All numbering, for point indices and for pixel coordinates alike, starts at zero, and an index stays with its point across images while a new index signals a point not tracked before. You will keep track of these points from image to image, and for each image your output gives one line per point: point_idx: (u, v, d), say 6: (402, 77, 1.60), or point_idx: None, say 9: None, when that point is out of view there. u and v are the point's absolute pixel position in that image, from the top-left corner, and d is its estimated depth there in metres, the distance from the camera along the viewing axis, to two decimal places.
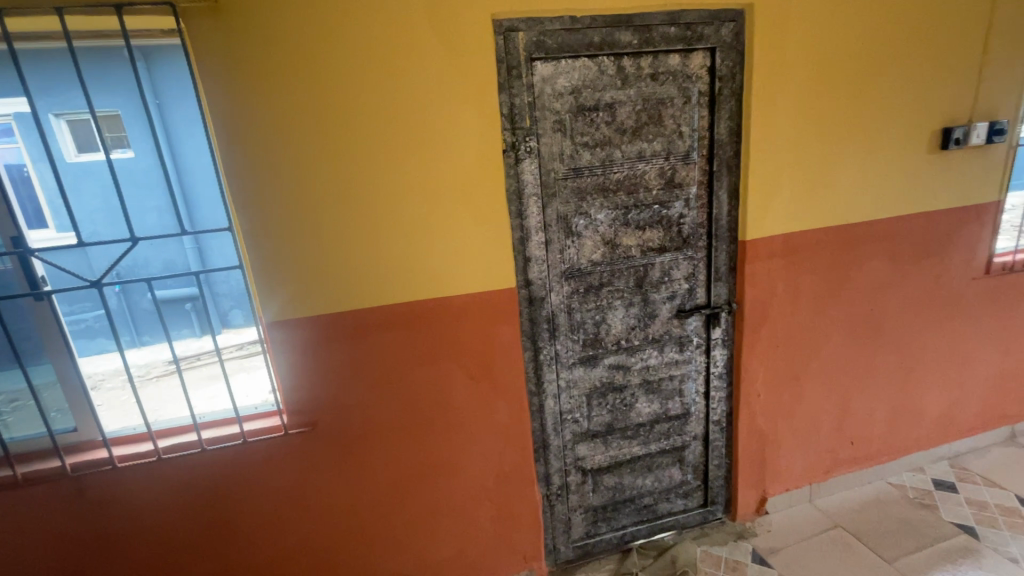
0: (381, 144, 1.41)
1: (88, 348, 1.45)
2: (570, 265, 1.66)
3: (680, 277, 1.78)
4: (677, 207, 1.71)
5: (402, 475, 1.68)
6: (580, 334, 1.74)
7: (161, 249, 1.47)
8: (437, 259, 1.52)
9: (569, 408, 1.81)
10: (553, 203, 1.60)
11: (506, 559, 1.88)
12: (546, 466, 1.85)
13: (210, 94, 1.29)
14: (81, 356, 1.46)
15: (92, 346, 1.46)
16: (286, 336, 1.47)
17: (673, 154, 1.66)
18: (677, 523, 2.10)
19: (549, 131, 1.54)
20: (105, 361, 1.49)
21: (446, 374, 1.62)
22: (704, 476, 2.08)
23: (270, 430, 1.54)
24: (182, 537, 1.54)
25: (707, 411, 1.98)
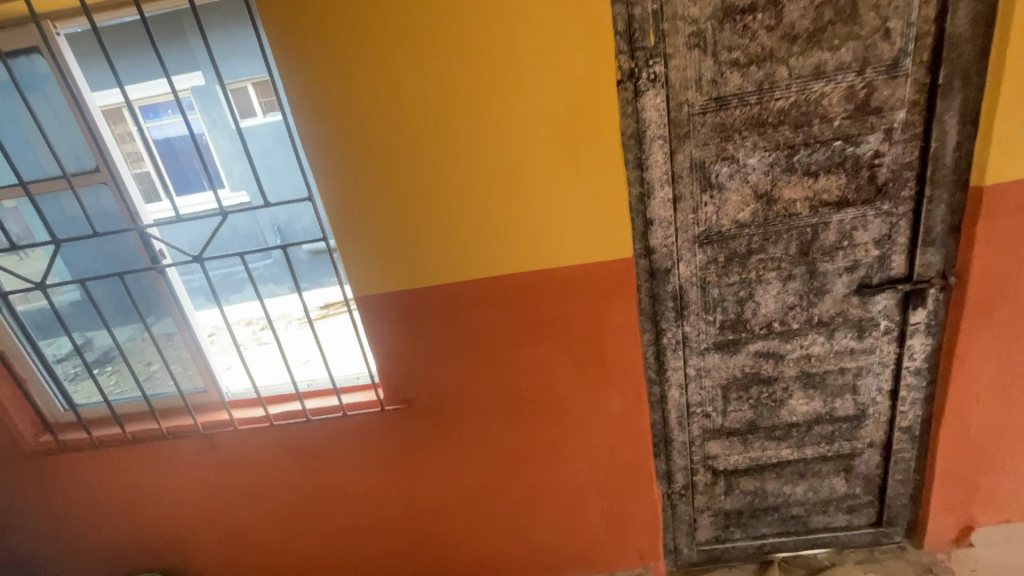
0: (465, 88, 1.17)
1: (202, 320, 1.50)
2: (706, 228, 1.29)
3: (868, 241, 1.30)
4: (871, 143, 1.21)
5: (502, 458, 1.55)
6: (717, 314, 1.39)
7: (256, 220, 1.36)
8: (536, 225, 1.27)
9: (699, 400, 1.49)
10: (686, 147, 1.22)
11: (618, 553, 1.70)
12: (667, 462, 1.58)
13: (278, 45, 1.15)
14: (196, 321, 1.49)
15: (204, 302, 1.49)
16: (376, 312, 1.37)
17: (871, 64, 1.15)
18: (836, 540, 1.70)
19: (682, 49, 1.15)
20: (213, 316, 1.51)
21: (548, 356, 1.41)
22: (880, 491, 1.63)
23: (367, 405, 1.49)
24: (299, 494, 1.62)
25: (892, 414, 1.51)
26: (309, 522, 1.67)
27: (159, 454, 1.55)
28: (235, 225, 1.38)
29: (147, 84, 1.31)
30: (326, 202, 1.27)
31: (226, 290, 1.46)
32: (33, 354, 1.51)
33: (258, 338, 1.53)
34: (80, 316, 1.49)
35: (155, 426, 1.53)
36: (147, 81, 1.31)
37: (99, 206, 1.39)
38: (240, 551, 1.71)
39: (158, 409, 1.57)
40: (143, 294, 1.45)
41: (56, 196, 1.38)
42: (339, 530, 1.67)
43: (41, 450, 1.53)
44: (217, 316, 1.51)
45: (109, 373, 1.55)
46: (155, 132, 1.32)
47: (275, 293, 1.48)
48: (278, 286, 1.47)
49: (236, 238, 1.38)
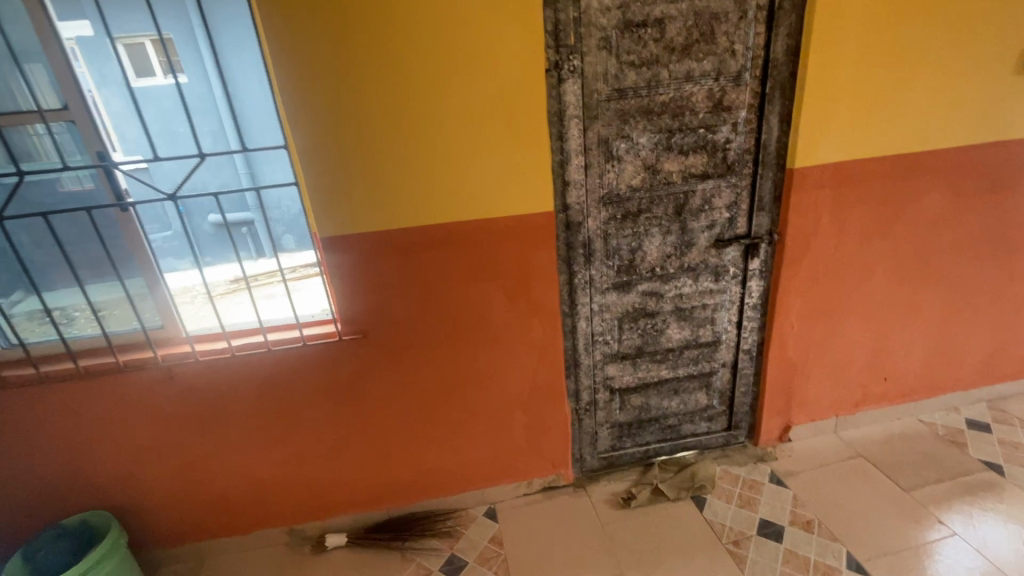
0: (425, 63, 1.42)
1: (171, 265, 1.63)
2: (609, 190, 1.68)
3: (721, 206, 1.77)
4: (723, 132, 1.66)
5: (443, 383, 1.84)
6: (615, 260, 1.78)
7: (217, 173, 1.55)
8: (479, 181, 1.57)
9: (601, 330, 1.89)
10: (595, 126, 1.59)
11: (536, 462, 2.06)
12: (576, 383, 1.97)
13: (262, 10, 1.32)
14: (165, 266, 1.63)
15: (175, 263, 1.64)
16: (338, 252, 1.59)
17: (723, 74, 1.59)
18: (699, 443, 2.21)
19: (593, 49, 1.50)
20: (187, 278, 1.67)
21: (485, 292, 1.72)
22: (730, 402, 2.16)
23: (327, 335, 1.70)
24: (255, 424, 1.78)
25: (738, 340, 2.02)
26: (263, 449, 1.83)
27: (114, 387, 1.63)
28: (203, 172, 1.55)
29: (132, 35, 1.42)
30: (297, 152, 1.47)
31: (205, 246, 1.64)
32: None
33: (234, 296, 1.71)
34: (36, 256, 1.54)
35: (113, 360, 1.60)
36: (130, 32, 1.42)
37: (63, 144, 1.44)
38: (192, 482, 1.83)
39: (115, 344, 1.64)
40: (106, 231, 1.53)
41: (22, 132, 1.43)
42: (292, 455, 1.86)
43: None
44: (197, 278, 1.67)
45: (64, 310, 1.61)
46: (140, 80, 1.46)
47: (255, 259, 1.71)
48: (252, 254, 1.70)
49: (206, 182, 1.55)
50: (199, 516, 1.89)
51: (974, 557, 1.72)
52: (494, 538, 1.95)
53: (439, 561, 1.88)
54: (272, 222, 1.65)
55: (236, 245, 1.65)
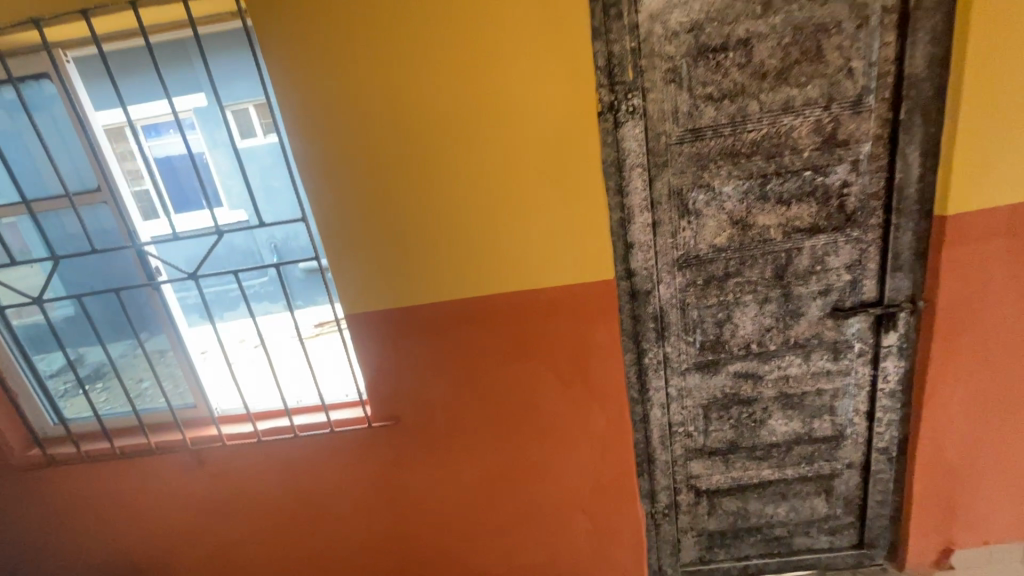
0: (454, 116, 1.22)
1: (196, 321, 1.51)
2: (684, 251, 1.35)
3: (840, 266, 1.36)
4: (839, 173, 1.28)
5: (487, 476, 1.57)
6: (697, 335, 1.43)
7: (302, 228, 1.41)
8: (521, 247, 1.32)
9: (680, 419, 1.52)
10: (664, 175, 1.28)
11: (603, 573, 1.70)
12: (650, 481, 1.60)
13: (277, 74, 1.20)
14: (184, 337, 1.51)
15: (204, 339, 1.53)
16: (366, 329, 1.41)
17: (836, 100, 1.22)
18: (819, 562, 1.71)
19: (658, 83, 1.22)
20: (204, 336, 1.53)
21: (533, 374, 1.44)
22: (860, 512, 1.65)
23: (355, 422, 1.51)
24: (285, 513, 1.62)
25: (869, 434, 1.54)
26: (292, 540, 1.66)
27: (144, 468, 1.55)
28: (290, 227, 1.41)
29: (147, 104, 1.34)
30: (319, 222, 1.32)
31: (220, 307, 1.49)
32: (27, 372, 1.54)
33: (249, 351, 1.53)
34: (77, 336, 1.52)
35: (144, 441, 1.53)
36: (145, 103, 1.34)
37: (97, 222, 1.42)
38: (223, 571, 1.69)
39: (147, 424, 1.57)
40: (138, 310, 1.48)
41: (60, 213, 1.41)
42: (324, 549, 1.67)
43: (29, 464, 1.55)
44: (211, 334, 1.52)
45: (102, 388, 1.57)
46: (150, 147, 1.36)
47: (269, 310, 1.50)
48: (269, 305, 1.50)
49: (225, 256, 1.42)
50: None
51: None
52: None
53: None
54: None
55: (249, 301, 1.46)
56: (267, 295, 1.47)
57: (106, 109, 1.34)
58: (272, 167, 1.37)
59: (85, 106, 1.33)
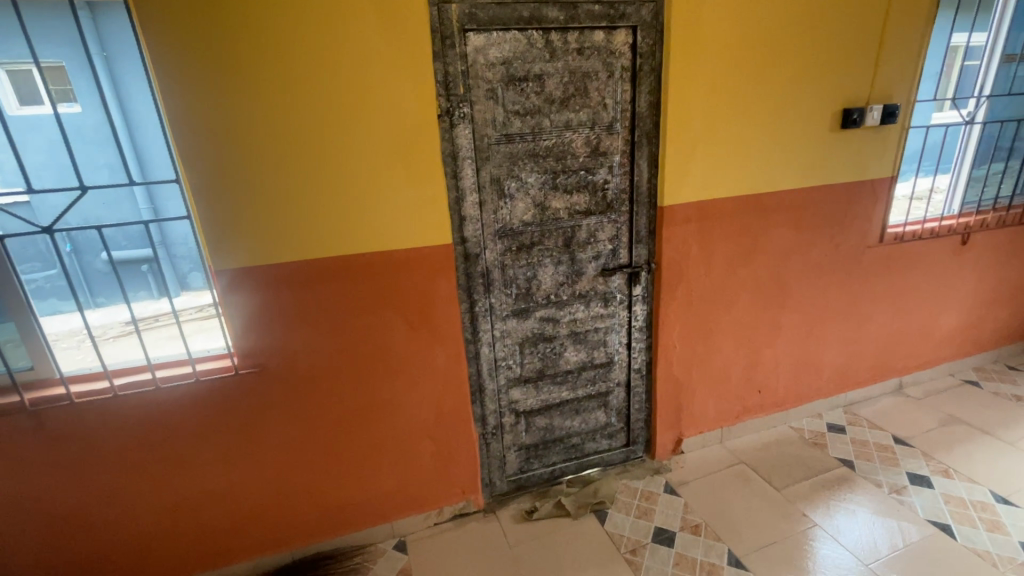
0: (321, 104, 1.50)
1: (43, 308, 1.55)
2: (503, 224, 1.82)
3: (605, 239, 1.97)
4: (602, 174, 1.88)
5: (347, 414, 1.84)
6: (513, 289, 1.91)
7: (114, 208, 1.55)
8: (377, 214, 1.65)
9: (503, 355, 2.00)
10: (487, 166, 1.74)
11: (446, 490, 2.09)
12: (482, 408, 2.05)
13: (153, 48, 1.35)
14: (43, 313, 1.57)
15: (55, 307, 1.57)
16: (236, 284, 1.59)
17: (598, 124, 1.81)
18: (602, 461, 2.34)
19: (481, 98, 1.67)
20: (65, 321, 1.59)
21: (388, 322, 1.77)
22: (627, 419, 2.32)
23: (221, 369, 1.67)
24: (141, 468, 1.68)
25: (629, 360, 2.21)
26: (149, 496, 1.72)
27: None
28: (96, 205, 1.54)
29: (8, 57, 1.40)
30: (190, 186, 1.48)
31: (90, 287, 1.58)
32: None
33: (122, 339, 1.67)
34: None
35: None
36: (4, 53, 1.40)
37: None
38: (64, 537, 1.68)
39: None
40: None
41: None
42: (184, 500, 1.77)
43: None
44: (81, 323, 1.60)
45: None
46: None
47: (143, 297, 1.64)
48: (141, 292, 1.64)
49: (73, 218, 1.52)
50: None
51: (840, 550, 1.90)
52: (402, 570, 1.93)
53: None
54: (176, 259, 1.63)
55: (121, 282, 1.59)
56: (131, 259, 1.59)
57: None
58: (92, 137, 1.51)
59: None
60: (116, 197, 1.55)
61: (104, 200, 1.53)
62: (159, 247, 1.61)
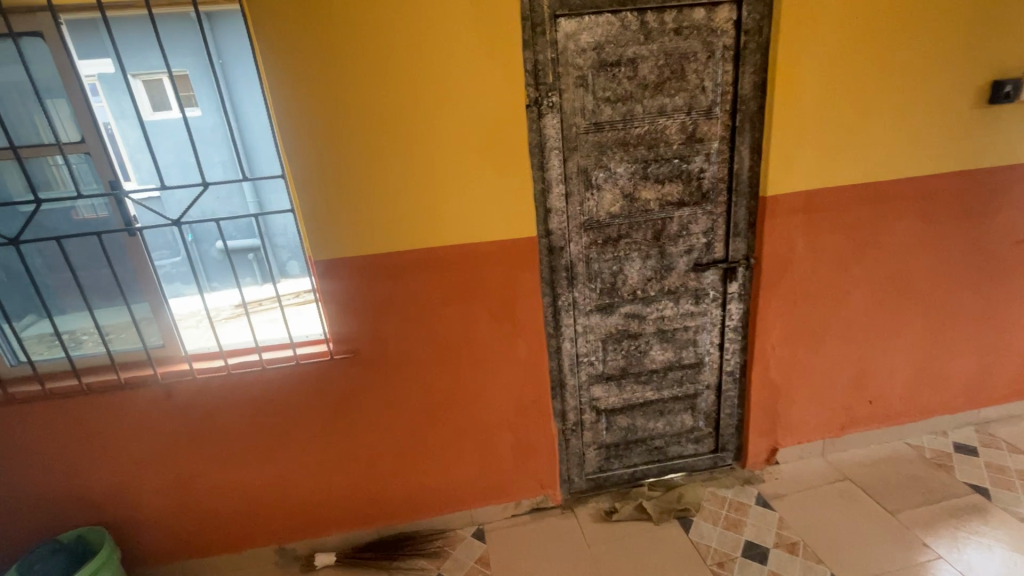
0: (413, 98, 1.53)
1: (170, 291, 1.72)
2: (589, 216, 1.76)
3: (698, 232, 1.85)
4: (697, 162, 1.76)
5: (431, 402, 1.89)
6: (598, 283, 1.85)
7: (226, 202, 1.68)
8: (464, 207, 1.65)
9: (586, 351, 1.95)
10: (575, 157, 1.69)
11: (524, 483, 2.09)
12: (562, 403, 2.01)
13: (264, 51, 1.44)
14: (168, 292, 1.73)
15: (179, 289, 1.74)
16: (331, 273, 1.67)
17: (695, 109, 1.69)
18: (687, 466, 2.22)
19: (571, 86, 1.62)
20: (187, 303, 1.76)
21: (471, 314, 1.79)
22: (716, 423, 2.18)
23: (319, 354, 1.77)
24: (249, 441, 1.84)
25: (721, 362, 2.07)
26: (255, 467, 1.88)
27: (113, 403, 1.70)
28: (212, 200, 1.67)
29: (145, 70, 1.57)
30: (294, 181, 1.56)
31: (209, 273, 1.74)
32: None
33: (229, 321, 1.80)
34: (53, 282, 1.65)
35: (114, 377, 1.68)
36: (142, 65, 1.56)
37: (80, 173, 1.56)
38: (185, 498, 1.88)
39: (118, 362, 1.73)
40: (115, 256, 1.64)
41: (46, 160, 1.54)
42: (284, 473, 1.91)
43: None
44: (199, 304, 1.76)
45: (76, 331, 1.71)
46: (103, 109, 1.54)
47: (255, 284, 1.79)
48: (253, 279, 1.78)
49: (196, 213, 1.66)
50: (194, 533, 1.94)
51: None
52: (481, 558, 1.96)
53: None
54: (278, 249, 1.75)
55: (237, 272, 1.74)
56: (242, 247, 1.72)
57: (94, 65, 1.50)
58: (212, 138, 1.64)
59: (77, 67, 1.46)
60: (229, 192, 1.68)
61: (218, 194, 1.67)
62: (273, 238, 1.74)
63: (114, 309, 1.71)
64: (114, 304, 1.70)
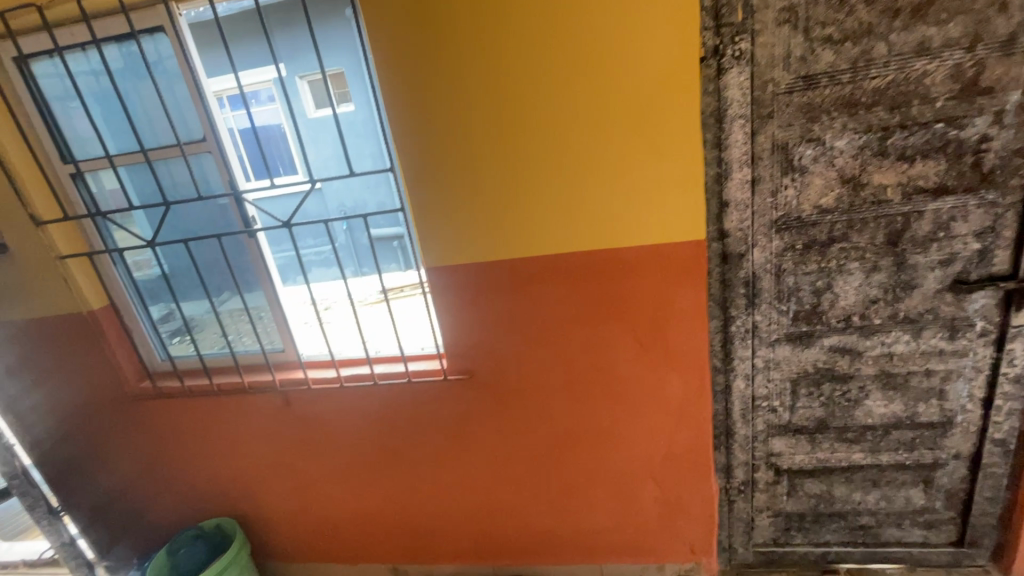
0: (546, 62, 1.18)
1: (291, 278, 1.60)
2: (785, 212, 1.25)
3: (966, 234, 1.21)
4: (977, 126, 1.13)
5: (557, 437, 1.57)
6: (791, 304, 1.33)
7: (374, 191, 1.46)
8: (606, 202, 1.27)
9: (766, 393, 1.44)
10: (769, 127, 1.19)
11: (669, 545, 1.67)
12: (727, 455, 1.54)
13: (372, 19, 1.20)
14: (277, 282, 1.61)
15: (292, 278, 1.61)
16: (445, 281, 1.42)
17: (983, 40, 1.07)
18: (908, 557, 1.59)
19: (770, 25, 1.12)
20: (298, 295, 1.63)
21: (610, 337, 1.41)
22: (963, 507, 1.51)
23: (432, 373, 1.55)
24: (362, 455, 1.71)
25: (984, 424, 1.40)
26: (368, 481, 1.76)
27: (239, 405, 1.68)
28: (364, 191, 1.46)
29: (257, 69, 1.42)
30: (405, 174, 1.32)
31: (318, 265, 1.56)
32: (142, 311, 1.70)
33: (335, 314, 1.65)
34: (186, 282, 1.65)
35: (239, 380, 1.66)
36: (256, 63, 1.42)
37: (204, 173, 1.51)
38: (306, 504, 1.84)
39: (242, 365, 1.70)
40: (236, 256, 1.58)
41: (173, 162, 1.50)
42: (397, 492, 1.76)
43: (140, 393, 1.71)
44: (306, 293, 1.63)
45: (205, 332, 1.70)
46: (232, 118, 1.46)
47: (360, 275, 1.58)
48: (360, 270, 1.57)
49: (326, 204, 1.49)
50: (314, 538, 1.90)
51: None
52: None
53: None
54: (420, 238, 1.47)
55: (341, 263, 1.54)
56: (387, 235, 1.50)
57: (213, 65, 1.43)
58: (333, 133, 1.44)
59: (197, 67, 1.39)
60: (376, 181, 1.45)
61: (366, 183, 1.45)
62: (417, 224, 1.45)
63: (232, 303, 1.65)
64: (229, 296, 1.64)
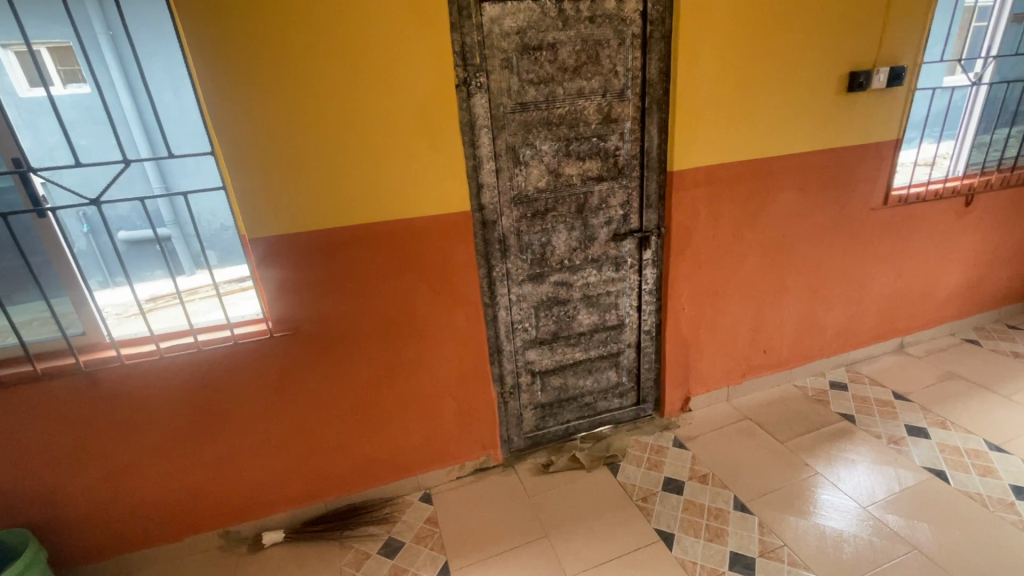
0: (345, 76, 1.56)
1: (103, 282, 1.76)
2: (518, 192, 1.89)
3: (616, 205, 2.04)
4: (613, 141, 1.94)
5: (374, 374, 1.95)
6: (528, 254, 2.00)
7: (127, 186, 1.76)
8: (399, 184, 1.72)
9: (520, 318, 2.09)
10: (503, 135, 1.81)
11: (468, 445, 2.22)
12: (500, 368, 2.15)
13: (185, 24, 1.40)
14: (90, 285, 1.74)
15: (109, 280, 1.77)
16: (267, 251, 1.67)
17: (609, 92, 1.87)
18: (613, 419, 2.46)
19: (497, 68, 1.72)
20: (118, 295, 1.79)
21: (411, 286, 1.87)
22: (637, 378, 2.43)
23: (258, 334, 1.77)
24: (186, 425, 1.81)
25: (639, 323, 2.31)
26: (193, 451, 1.86)
27: (29, 397, 1.61)
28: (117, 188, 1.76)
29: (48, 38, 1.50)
30: (223, 158, 1.55)
31: (135, 263, 1.82)
32: None
33: (163, 308, 1.83)
34: None
35: (30, 368, 1.60)
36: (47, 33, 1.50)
37: None
38: (117, 491, 1.82)
39: (34, 354, 1.65)
40: (26, 239, 1.55)
41: None
42: (224, 455, 1.90)
43: None
44: (128, 295, 1.80)
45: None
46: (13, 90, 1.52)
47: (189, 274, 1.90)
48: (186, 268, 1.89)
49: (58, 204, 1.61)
50: (129, 526, 1.88)
51: (839, 495, 2.03)
52: (429, 519, 2.07)
53: (377, 545, 1.98)
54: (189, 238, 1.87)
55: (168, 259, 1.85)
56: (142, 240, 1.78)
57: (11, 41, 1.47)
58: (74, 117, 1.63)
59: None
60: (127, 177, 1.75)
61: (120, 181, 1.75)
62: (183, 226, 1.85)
63: (37, 306, 1.66)
64: (33, 296, 1.65)
